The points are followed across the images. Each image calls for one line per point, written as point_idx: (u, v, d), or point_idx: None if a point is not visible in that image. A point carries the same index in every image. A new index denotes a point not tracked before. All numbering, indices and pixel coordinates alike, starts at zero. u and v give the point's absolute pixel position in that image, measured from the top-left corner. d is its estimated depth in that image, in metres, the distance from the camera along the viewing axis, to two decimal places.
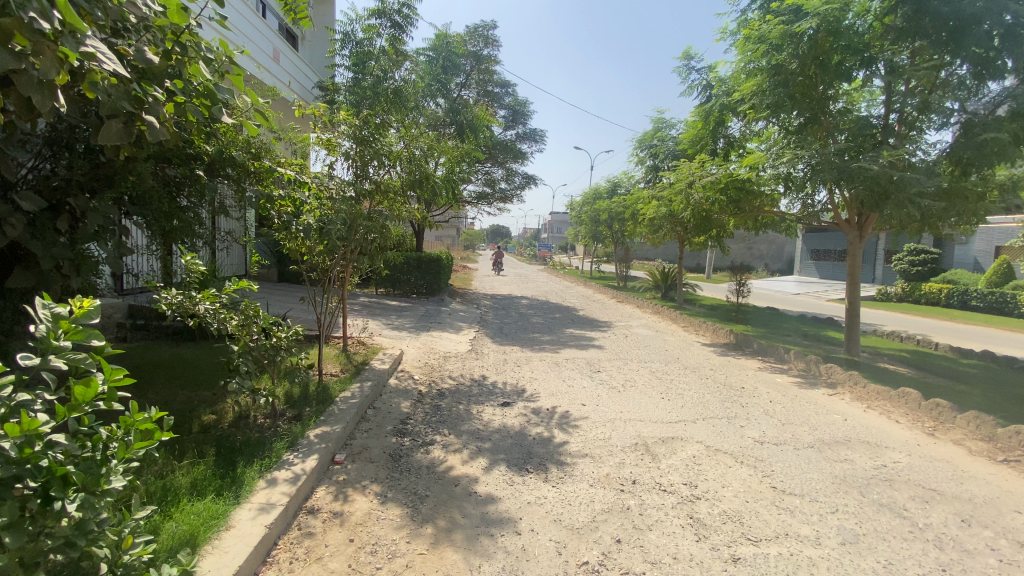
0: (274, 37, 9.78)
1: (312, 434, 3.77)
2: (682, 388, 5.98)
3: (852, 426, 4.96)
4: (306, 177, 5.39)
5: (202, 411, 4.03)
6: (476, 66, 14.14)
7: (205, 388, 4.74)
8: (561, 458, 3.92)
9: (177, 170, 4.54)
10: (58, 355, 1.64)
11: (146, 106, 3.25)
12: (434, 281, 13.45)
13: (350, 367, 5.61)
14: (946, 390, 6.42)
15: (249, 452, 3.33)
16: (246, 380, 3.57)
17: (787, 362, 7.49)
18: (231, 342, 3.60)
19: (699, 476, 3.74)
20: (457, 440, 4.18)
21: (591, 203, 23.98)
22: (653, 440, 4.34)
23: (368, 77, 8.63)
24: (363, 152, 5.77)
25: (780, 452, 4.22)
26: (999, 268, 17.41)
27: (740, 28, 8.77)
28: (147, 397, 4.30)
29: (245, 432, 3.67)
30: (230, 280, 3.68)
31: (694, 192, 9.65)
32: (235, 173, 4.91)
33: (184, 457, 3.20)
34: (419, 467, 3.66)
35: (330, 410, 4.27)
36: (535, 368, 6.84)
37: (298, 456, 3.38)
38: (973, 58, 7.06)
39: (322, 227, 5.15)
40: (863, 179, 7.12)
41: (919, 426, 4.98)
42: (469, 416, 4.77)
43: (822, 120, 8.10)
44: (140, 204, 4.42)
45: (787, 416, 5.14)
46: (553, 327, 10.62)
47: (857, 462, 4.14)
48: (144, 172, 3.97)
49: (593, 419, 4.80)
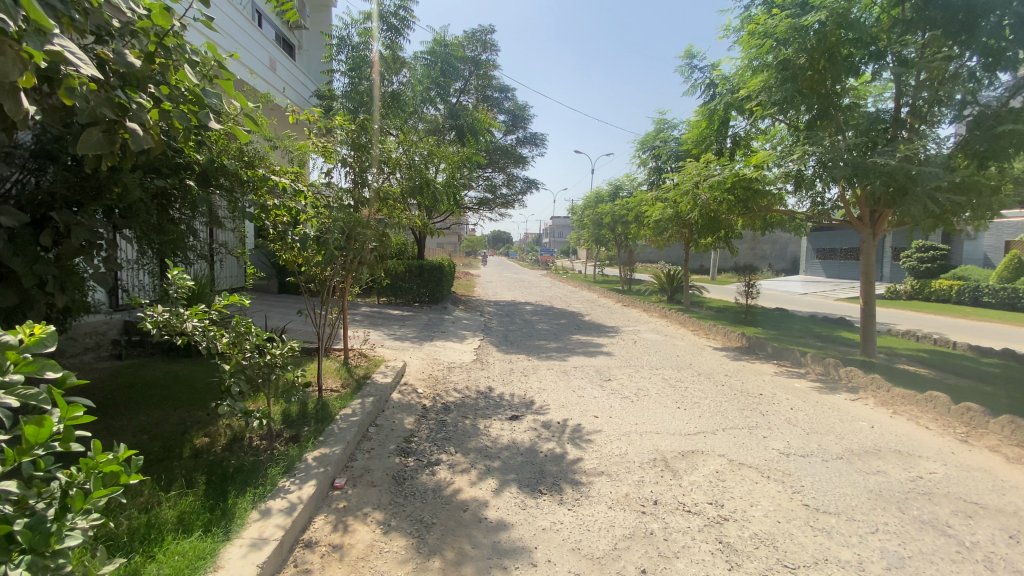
0: (270, 45, 9.74)
1: (310, 457, 3.54)
2: (697, 396, 5.73)
3: (881, 434, 4.70)
4: (302, 185, 5.11)
5: (194, 434, 3.84)
6: (475, 71, 13.98)
7: (200, 408, 4.54)
8: (575, 478, 3.68)
9: (166, 180, 4.32)
10: (6, 391, 1.43)
11: (130, 113, 3.13)
12: (436, 289, 13.23)
13: (351, 382, 5.36)
14: (972, 393, 6.15)
15: (242, 480, 3.10)
16: (239, 402, 3.34)
17: (804, 366, 7.21)
18: (221, 361, 3.36)
19: (725, 493, 3.50)
20: (464, 459, 3.94)
21: (592, 208, 23.86)
22: (673, 454, 4.10)
23: (365, 83, 8.46)
24: (361, 158, 5.61)
25: (809, 464, 3.97)
26: (1010, 263, 17.08)
27: (743, 24, 8.60)
28: (140, 421, 4.12)
29: (240, 455, 3.47)
30: (220, 295, 3.41)
31: (700, 193, 9.49)
32: (228, 182, 4.69)
33: (171, 487, 3.01)
34: (424, 490, 3.41)
35: (329, 430, 4.02)
36: (543, 377, 6.59)
37: (294, 482, 3.14)
38: (983, 51, 6.95)
39: (320, 237, 4.93)
40: (878, 173, 6.92)
41: (952, 433, 4.71)
42: (476, 432, 4.54)
43: (833, 115, 7.91)
44: (128, 217, 4.24)
45: (810, 424, 4.89)
46: (559, 334, 10.37)
47: (891, 474, 3.88)
48: (131, 183, 3.79)
49: (606, 432, 4.56)
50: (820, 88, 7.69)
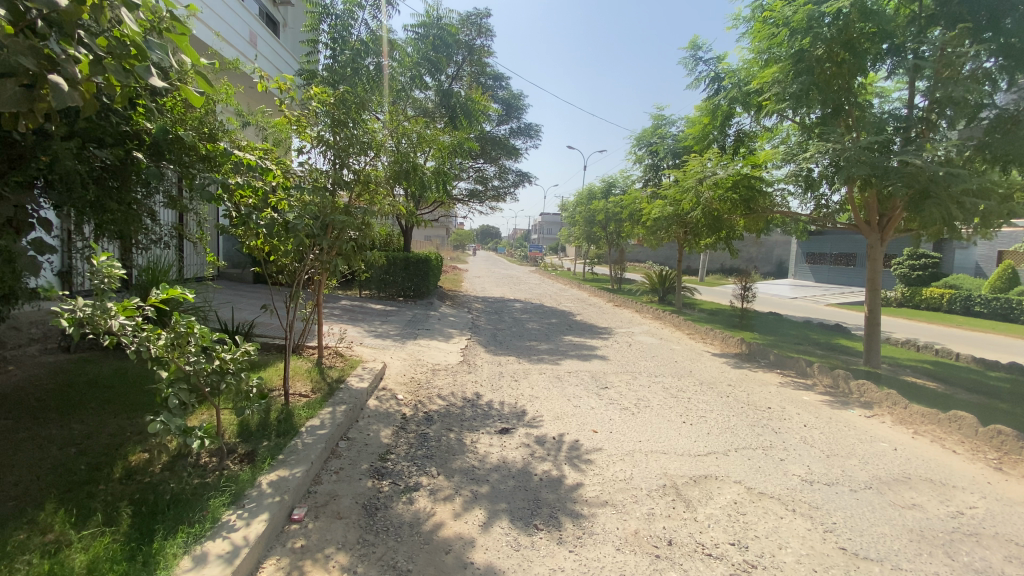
0: (250, 18, 9.15)
1: (264, 481, 2.99)
2: (702, 409, 5.27)
3: (906, 458, 4.29)
4: (271, 163, 4.49)
5: (130, 451, 3.28)
6: (469, 57, 13.21)
7: (144, 415, 3.96)
8: (575, 509, 3.18)
9: (109, 151, 3.67)
10: None
11: (57, 66, 2.52)
12: (422, 283, 12.62)
13: (322, 386, 4.79)
14: (989, 410, 5.81)
15: (175, 515, 2.55)
16: (177, 418, 2.76)
17: (810, 377, 6.81)
18: (158, 367, 2.78)
19: (748, 531, 3.04)
20: (448, 483, 3.41)
21: (584, 204, 23.38)
22: (684, 480, 3.62)
23: (349, 55, 7.89)
24: (340, 138, 5.02)
25: (835, 495, 3.54)
26: (1004, 273, 17.02)
27: (753, 15, 8.16)
28: (69, 432, 3.54)
29: (181, 479, 2.93)
30: (158, 289, 2.82)
31: (703, 190, 9.03)
32: (185, 158, 4.07)
33: (86, 526, 2.45)
34: (400, 525, 2.88)
35: (291, 446, 3.48)
36: (535, 383, 6.07)
37: (241, 517, 2.60)
38: (1004, 49, 6.54)
39: (289, 223, 4.27)
40: (900, 175, 6.43)
41: (982, 459, 4.32)
42: (461, 449, 4.02)
43: (846, 111, 7.37)
44: (63, 192, 3.62)
45: (828, 445, 4.45)
46: (550, 334, 9.87)
47: (929, 509, 3.46)
48: (62, 152, 3.19)
49: (608, 451, 4.08)
50: (836, 82, 7.25)
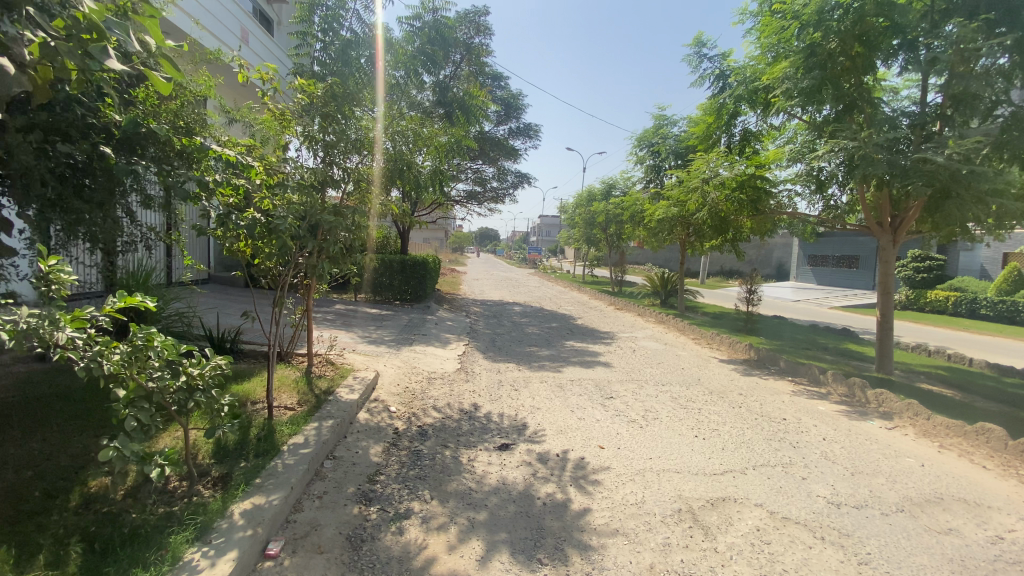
0: (242, 14, 8.97)
1: (238, 510, 2.69)
2: (715, 422, 4.96)
3: (936, 475, 3.99)
4: (253, 160, 4.19)
5: (91, 474, 2.98)
6: (467, 56, 12.84)
7: (113, 432, 3.64)
8: (583, 539, 2.87)
9: (74, 146, 3.38)
10: None
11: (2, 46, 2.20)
12: (418, 287, 12.31)
13: (309, 398, 4.48)
14: (1013, 421, 5.52)
15: (130, 556, 2.25)
16: (136, 442, 2.46)
17: (824, 385, 6.52)
18: (115, 385, 2.46)
19: (775, 564, 2.74)
20: (442, 510, 3.10)
21: (584, 205, 23.11)
22: (701, 503, 3.32)
23: (341, 51, 7.63)
24: (328, 134, 4.72)
25: (865, 520, 3.24)
26: (1010, 276, 16.74)
27: (759, 9, 7.90)
28: (28, 451, 3.23)
29: (143, 510, 2.63)
30: (115, 296, 2.50)
31: (708, 191, 8.75)
32: (160, 153, 3.78)
33: (26, 568, 2.14)
34: (387, 561, 2.58)
35: (270, 468, 3.17)
36: (537, 393, 5.76)
37: (206, 556, 2.29)
38: None
39: (271, 223, 3.96)
40: (920, 174, 6.11)
41: (1016, 475, 4.03)
42: (457, 468, 3.71)
43: (860, 108, 7.08)
44: (23, 190, 3.32)
45: (852, 461, 4.15)
46: (551, 339, 9.56)
47: (967, 534, 3.17)
48: (17, 145, 2.89)
49: (616, 470, 3.78)
50: (847, 78, 6.98)
